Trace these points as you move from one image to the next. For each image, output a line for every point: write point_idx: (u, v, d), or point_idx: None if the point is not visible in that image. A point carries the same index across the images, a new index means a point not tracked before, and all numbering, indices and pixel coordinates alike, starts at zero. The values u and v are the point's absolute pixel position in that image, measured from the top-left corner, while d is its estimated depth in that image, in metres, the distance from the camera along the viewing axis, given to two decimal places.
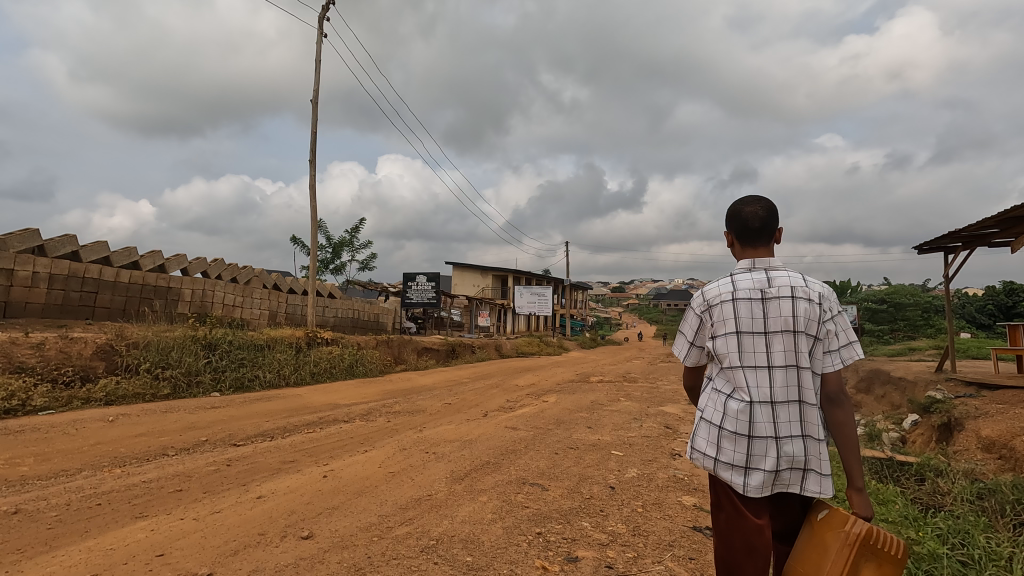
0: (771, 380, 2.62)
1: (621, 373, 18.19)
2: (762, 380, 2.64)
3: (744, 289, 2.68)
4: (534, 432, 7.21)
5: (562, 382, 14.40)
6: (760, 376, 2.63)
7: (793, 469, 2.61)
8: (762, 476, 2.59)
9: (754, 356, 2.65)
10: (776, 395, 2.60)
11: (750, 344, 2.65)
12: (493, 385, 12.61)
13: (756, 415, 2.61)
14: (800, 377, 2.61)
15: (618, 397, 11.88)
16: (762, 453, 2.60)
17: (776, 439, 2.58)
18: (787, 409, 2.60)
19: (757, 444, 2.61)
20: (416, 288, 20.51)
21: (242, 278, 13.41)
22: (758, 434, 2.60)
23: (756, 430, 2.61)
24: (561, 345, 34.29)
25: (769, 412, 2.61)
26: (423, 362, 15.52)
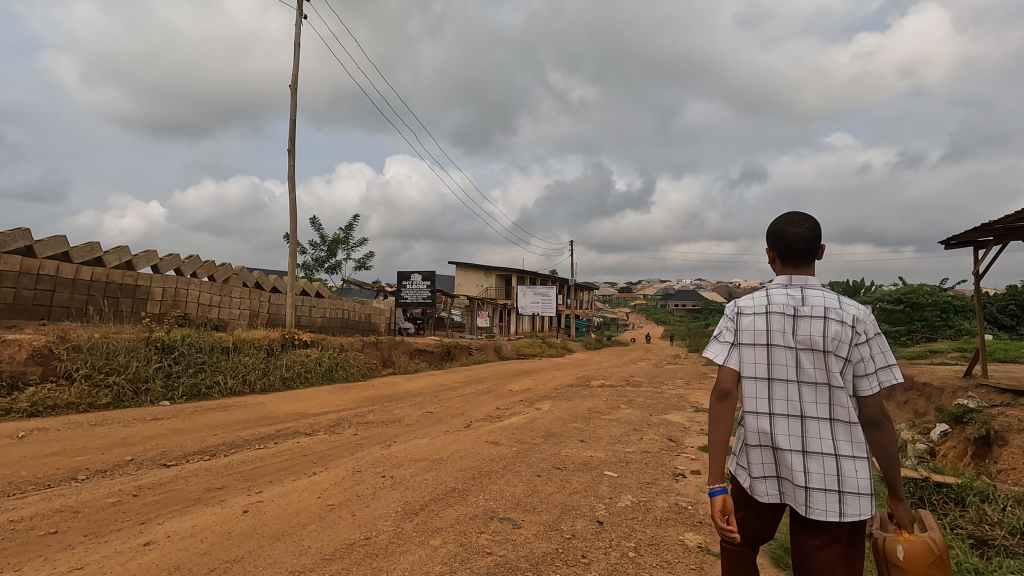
0: (798, 394, 2.33)
1: (625, 376, 17.27)
2: (787, 395, 2.35)
3: (775, 299, 2.37)
4: (517, 448, 6.37)
5: (561, 387, 13.54)
6: (786, 390, 2.34)
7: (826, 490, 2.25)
8: (792, 493, 2.30)
9: (779, 370, 2.36)
10: (804, 409, 2.32)
11: (776, 356, 2.37)
12: (486, 391, 11.77)
13: (778, 426, 2.35)
14: (831, 396, 2.29)
15: (618, 404, 10.99)
16: (787, 466, 2.33)
17: (802, 452, 2.31)
18: (815, 425, 2.31)
19: (780, 456, 2.35)
20: (410, 287, 19.69)
21: (220, 276, 12.66)
22: (781, 445, 2.35)
23: (779, 441, 2.36)
24: (565, 346, 33.34)
25: (796, 426, 2.33)
26: (414, 365, 14.70)
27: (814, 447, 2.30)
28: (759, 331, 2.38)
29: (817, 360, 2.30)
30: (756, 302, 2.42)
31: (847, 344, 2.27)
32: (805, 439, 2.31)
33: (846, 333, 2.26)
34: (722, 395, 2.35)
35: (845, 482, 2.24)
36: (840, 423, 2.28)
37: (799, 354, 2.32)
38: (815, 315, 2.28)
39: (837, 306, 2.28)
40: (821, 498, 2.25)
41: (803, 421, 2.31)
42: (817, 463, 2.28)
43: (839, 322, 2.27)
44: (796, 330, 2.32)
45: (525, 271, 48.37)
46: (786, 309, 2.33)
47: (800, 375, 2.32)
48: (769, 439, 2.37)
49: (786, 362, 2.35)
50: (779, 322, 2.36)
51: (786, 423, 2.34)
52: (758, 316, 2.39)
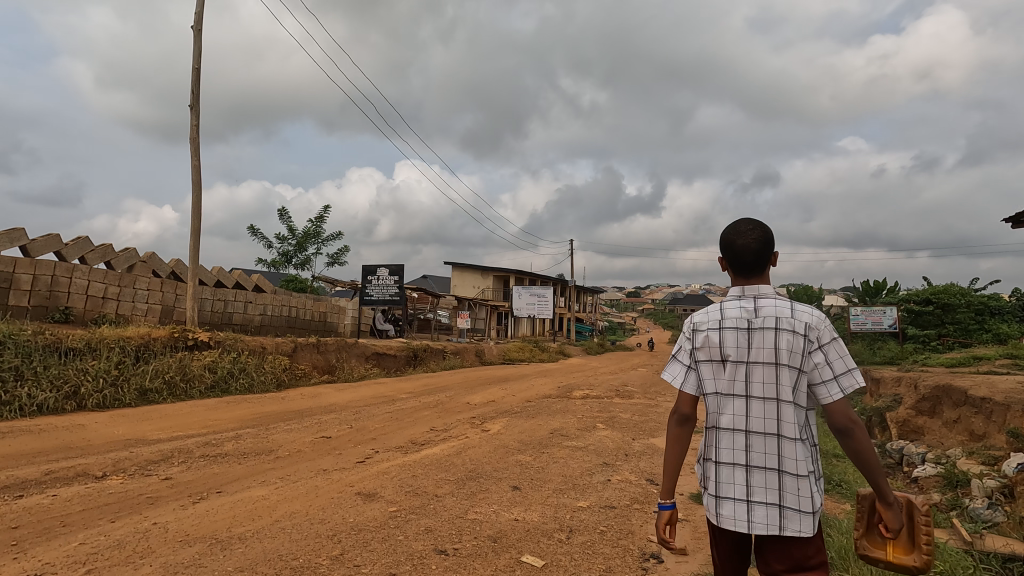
0: (746, 410, 2.29)
1: (616, 385, 14.87)
2: (735, 409, 2.32)
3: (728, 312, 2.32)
4: (400, 503, 4.12)
5: (535, 399, 11.24)
6: (733, 406, 2.31)
7: (768, 506, 2.25)
8: (734, 507, 2.31)
9: (727, 384, 2.33)
10: (751, 425, 2.29)
11: (725, 370, 2.32)
12: (434, 405, 9.52)
13: (723, 442, 2.36)
14: (780, 410, 2.24)
15: (594, 422, 8.69)
16: (730, 482, 2.33)
17: (745, 468, 2.29)
18: (761, 440, 2.28)
19: (724, 472, 2.35)
20: (377, 282, 17.44)
21: (120, 263, 10.55)
22: (726, 460, 2.35)
23: (723, 455, 2.36)
24: (561, 351, 30.76)
25: (741, 441, 2.31)
26: (360, 372, 12.41)
27: (761, 462, 2.28)
28: (709, 345, 2.34)
29: (767, 373, 2.25)
30: (710, 315, 2.37)
31: (799, 354, 2.22)
32: (751, 454, 2.29)
33: (798, 342, 2.20)
34: (681, 419, 2.41)
35: (786, 498, 2.23)
36: (787, 438, 2.24)
37: (750, 368, 2.27)
38: (766, 328, 2.23)
39: (790, 314, 2.22)
40: (762, 513, 2.26)
41: (749, 436, 2.29)
42: (760, 479, 2.27)
43: (792, 332, 2.21)
44: (748, 343, 2.27)
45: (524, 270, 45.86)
46: (737, 322, 2.27)
47: (750, 389, 2.28)
48: (716, 454, 2.38)
49: (735, 376, 2.31)
50: (732, 337, 2.30)
51: (733, 438, 2.33)
52: (710, 332, 2.33)
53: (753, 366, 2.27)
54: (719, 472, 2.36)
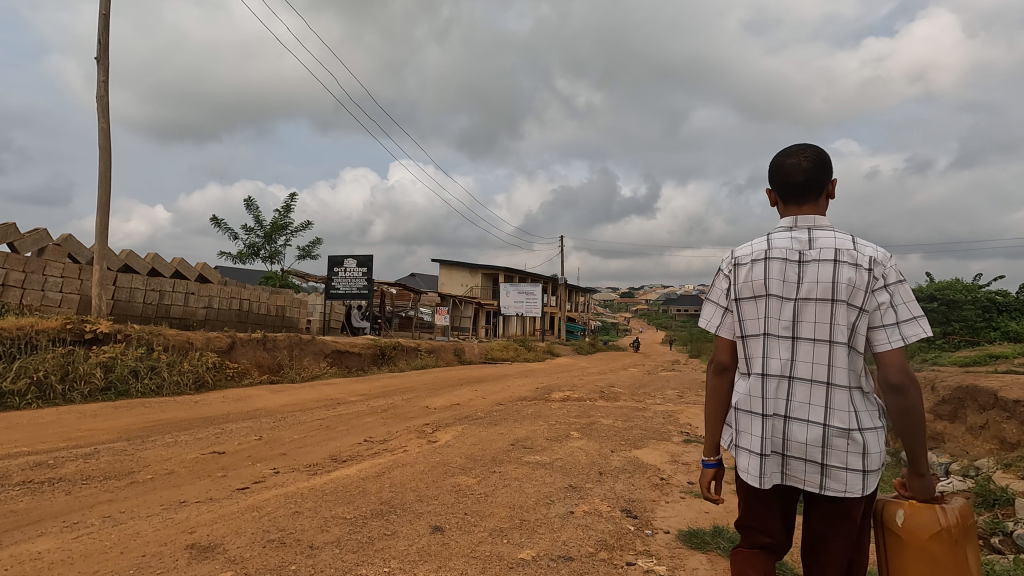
0: (793, 353, 2.40)
1: (601, 386, 13.53)
2: (783, 353, 2.41)
3: (782, 248, 2.42)
4: (245, 561, 2.77)
5: (507, 402, 9.91)
6: (782, 348, 2.40)
7: (810, 461, 2.37)
8: (773, 463, 2.42)
9: (777, 326, 2.41)
10: (798, 370, 2.39)
11: (775, 309, 2.42)
12: (386, 409, 8.20)
13: (769, 390, 2.43)
14: (831, 353, 2.34)
15: (569, 430, 7.39)
16: (771, 434, 2.42)
17: (789, 420, 2.40)
18: (807, 388, 2.38)
19: (767, 425, 2.44)
20: (343, 275, 16.05)
21: (30, 245, 9.18)
22: (770, 412, 2.43)
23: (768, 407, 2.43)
24: (548, 351, 29.31)
25: (787, 388, 2.41)
26: (310, 372, 10.96)
27: (805, 413, 2.38)
28: (760, 283, 2.46)
29: (821, 313, 2.34)
30: (760, 250, 2.46)
31: (860, 293, 2.30)
32: (797, 401, 2.39)
33: (861, 280, 2.28)
34: (718, 367, 2.54)
35: (829, 453, 2.34)
36: (834, 387, 2.34)
37: (801, 308, 2.38)
38: (824, 262, 2.33)
39: (850, 249, 2.33)
40: (801, 466, 2.39)
41: (796, 383, 2.39)
42: (803, 431, 2.38)
43: (852, 269, 2.31)
44: (802, 280, 2.39)
45: (514, 268, 44.44)
46: (790, 257, 2.40)
47: (800, 330, 2.38)
48: (759, 406, 2.45)
49: (784, 318, 2.41)
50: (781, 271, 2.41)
51: (779, 386, 2.42)
52: (760, 267, 2.46)
53: (806, 307, 2.37)
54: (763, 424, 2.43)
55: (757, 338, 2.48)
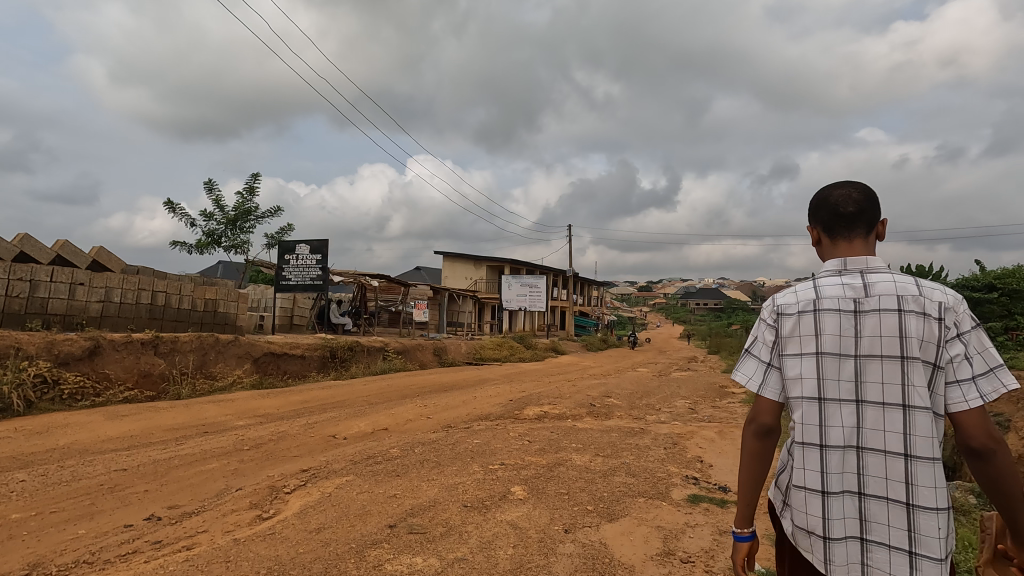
0: (858, 420, 1.83)
1: (594, 396, 10.93)
2: (844, 420, 1.85)
3: (828, 292, 1.87)
4: None
5: (458, 426, 7.46)
6: (843, 414, 1.85)
7: (896, 548, 1.80)
8: (846, 551, 1.85)
9: (834, 386, 1.86)
10: (867, 439, 1.83)
11: (828, 369, 1.87)
12: (266, 443, 5.80)
13: (830, 463, 1.87)
14: (904, 421, 1.77)
15: (514, 478, 5.02)
16: (840, 517, 1.86)
17: (859, 499, 1.84)
18: (879, 462, 1.81)
19: (832, 505, 1.87)
20: (294, 262, 13.71)
21: None
22: (834, 489, 1.87)
23: (830, 483, 1.87)
24: (549, 349, 26.37)
25: (856, 462, 1.84)
26: (210, 384, 8.41)
27: (881, 491, 1.81)
28: (803, 335, 1.90)
29: (887, 371, 1.79)
30: (802, 295, 1.92)
31: (933, 346, 1.76)
32: (870, 477, 1.83)
33: (932, 330, 1.75)
34: (761, 431, 1.97)
35: (919, 540, 1.77)
36: (921, 462, 1.76)
37: (860, 364, 1.83)
38: (884, 309, 1.78)
39: (915, 294, 1.78)
40: (882, 556, 1.82)
41: (866, 455, 1.82)
42: (880, 513, 1.81)
43: (920, 315, 1.76)
44: (857, 333, 1.83)
45: (521, 260, 41.76)
46: (841, 305, 1.84)
47: (863, 391, 1.82)
48: (819, 482, 1.88)
49: (838, 377, 1.85)
50: (833, 321, 1.86)
51: (843, 460, 1.85)
52: (802, 315, 1.90)
53: (869, 362, 1.82)
54: (828, 505, 1.87)
55: (807, 402, 1.90)
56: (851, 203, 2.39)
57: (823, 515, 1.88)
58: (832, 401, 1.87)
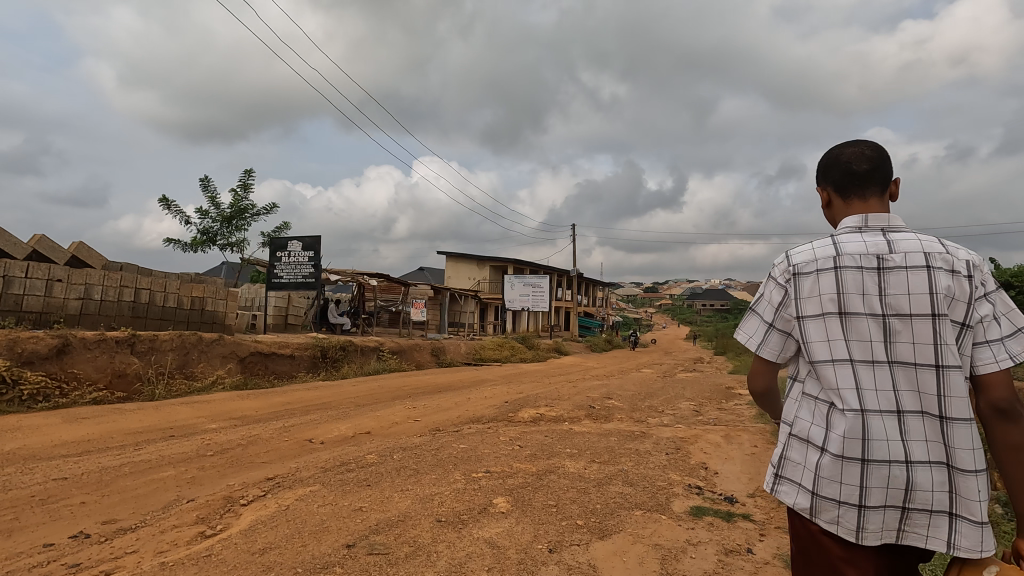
0: (894, 382, 1.74)
1: (594, 399, 10.46)
2: (877, 383, 1.75)
3: (850, 251, 1.81)
4: None
5: (446, 429, 7.02)
6: (878, 375, 1.75)
7: (934, 513, 1.72)
8: (883, 519, 1.74)
9: (864, 347, 1.76)
10: (903, 402, 1.73)
11: (855, 329, 1.79)
12: (234, 448, 5.38)
13: (872, 430, 1.73)
14: (944, 381, 1.70)
15: (499, 488, 4.56)
16: (879, 487, 1.73)
17: (903, 467, 1.72)
18: (916, 426, 1.72)
19: (871, 473, 1.74)
20: (286, 259, 13.34)
21: None
22: (877, 457, 1.73)
23: (873, 451, 1.74)
24: (552, 351, 25.84)
25: (894, 427, 1.73)
26: (188, 385, 8.00)
27: (921, 458, 1.72)
28: (826, 294, 1.82)
29: (919, 330, 1.72)
30: (820, 253, 1.86)
31: (963, 304, 1.72)
32: (910, 443, 1.72)
33: (962, 288, 1.72)
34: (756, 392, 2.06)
35: (958, 503, 1.71)
36: (960, 422, 1.70)
37: (889, 324, 1.75)
38: (910, 266, 1.74)
39: (941, 251, 1.75)
40: (920, 522, 1.73)
41: (905, 418, 1.72)
42: (921, 478, 1.72)
43: (949, 272, 1.73)
44: (883, 290, 1.77)
45: (525, 260, 41.31)
46: (863, 262, 1.78)
47: (895, 352, 1.74)
48: (859, 449, 1.74)
49: (867, 336, 1.76)
50: (855, 279, 1.79)
51: (883, 427, 1.73)
52: (822, 273, 1.83)
53: (898, 321, 1.74)
54: (868, 474, 1.73)
55: (835, 365, 1.80)
56: (866, 160, 2.02)
57: (861, 485, 1.74)
58: (862, 363, 1.77)
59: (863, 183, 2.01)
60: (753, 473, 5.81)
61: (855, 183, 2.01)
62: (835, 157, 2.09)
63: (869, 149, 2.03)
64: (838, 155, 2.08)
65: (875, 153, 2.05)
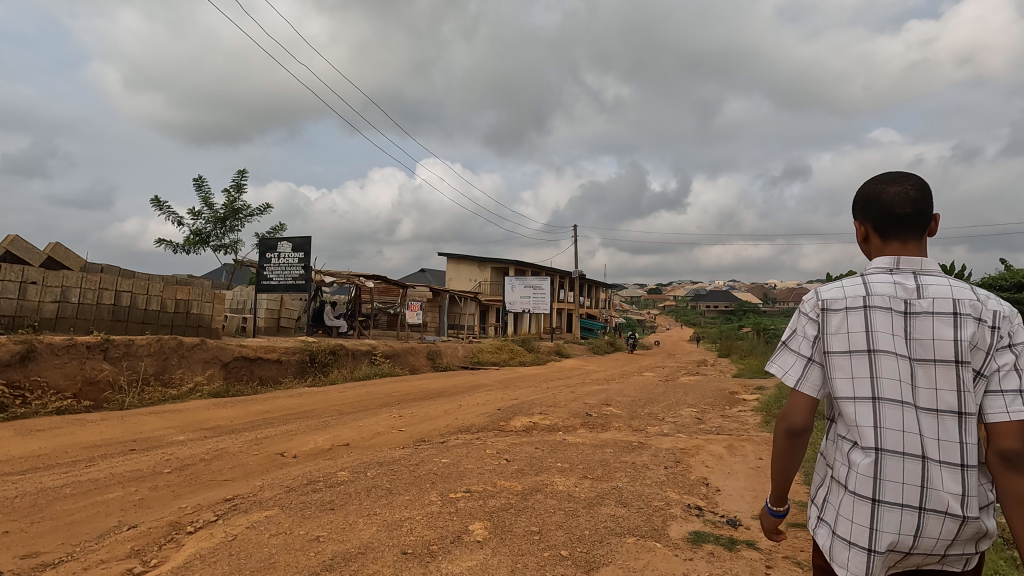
0: (914, 425, 1.61)
1: (591, 405, 10.04)
2: (899, 425, 1.63)
3: (878, 288, 1.68)
4: None
5: (432, 440, 6.62)
6: (899, 417, 1.62)
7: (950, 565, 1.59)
8: (896, 564, 1.64)
9: (887, 387, 1.64)
10: (925, 447, 1.60)
11: (881, 368, 1.66)
12: (196, 463, 4.97)
13: (884, 470, 1.63)
14: (964, 428, 1.57)
15: (476, 510, 4.16)
16: (893, 530, 1.62)
17: (918, 512, 1.59)
18: (936, 473, 1.58)
19: (884, 516, 1.63)
20: (275, 261, 12.98)
21: None
22: (888, 498, 1.62)
23: (884, 491, 1.64)
24: (552, 353, 25.37)
25: (914, 472, 1.60)
26: (162, 392, 7.65)
27: (940, 505, 1.58)
28: (851, 330, 1.70)
29: (942, 375, 1.59)
30: (849, 289, 1.73)
31: (984, 353, 1.59)
32: (929, 489, 1.59)
33: (985, 336, 1.58)
34: (791, 431, 1.78)
35: (977, 556, 1.57)
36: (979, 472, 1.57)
37: (911, 367, 1.63)
38: (937, 311, 1.60)
39: (970, 297, 1.60)
40: None
41: (925, 464, 1.59)
42: (939, 528, 1.58)
43: (976, 320, 1.59)
44: (908, 332, 1.63)
45: (526, 262, 40.89)
46: (892, 304, 1.65)
47: (916, 395, 1.62)
48: (871, 487, 1.65)
49: (890, 377, 1.64)
50: (882, 318, 1.66)
51: (898, 470, 1.62)
52: (852, 310, 1.70)
53: (920, 365, 1.62)
54: (881, 516, 1.63)
55: (857, 404, 1.69)
56: (908, 202, 1.93)
57: (873, 526, 1.65)
58: (883, 404, 1.64)
59: (903, 226, 1.93)
60: (759, 491, 5.36)
61: (895, 225, 1.93)
62: (875, 193, 1.98)
63: (912, 188, 1.93)
64: (878, 192, 1.98)
65: (917, 190, 1.95)
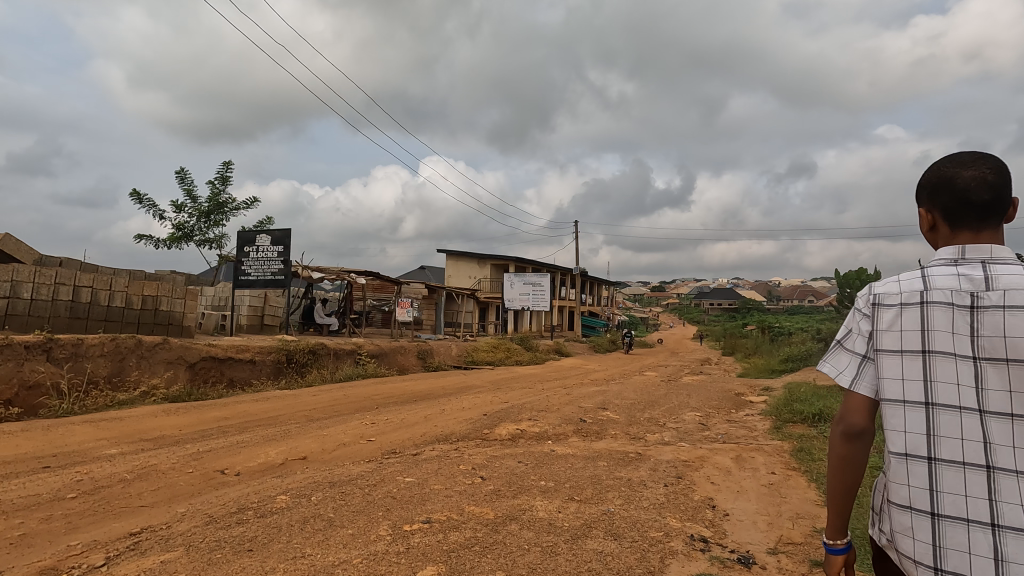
0: (981, 433, 1.33)
1: (587, 410, 9.26)
2: (960, 432, 1.36)
3: (936, 282, 1.42)
4: None
5: (403, 452, 5.87)
6: (958, 425, 1.35)
7: None
8: None
9: (944, 391, 1.38)
10: (994, 458, 1.32)
11: (939, 371, 1.39)
12: (112, 486, 4.22)
13: (944, 482, 1.36)
14: None
15: (431, 547, 3.40)
16: (960, 551, 1.34)
17: (989, 530, 1.31)
18: (1011, 488, 1.30)
19: (949, 534, 1.36)
20: (253, 254, 12.26)
21: None
22: (949, 512, 1.36)
23: (944, 505, 1.37)
24: (551, 352, 24.55)
25: (980, 485, 1.33)
26: (108, 397, 6.93)
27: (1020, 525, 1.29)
28: (902, 329, 1.45)
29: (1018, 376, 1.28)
30: (903, 284, 1.48)
31: None
32: (1004, 506, 1.30)
33: None
34: (850, 433, 1.53)
35: None
36: None
37: (980, 367, 1.34)
38: (1010, 305, 1.29)
39: None
40: None
41: (992, 476, 1.31)
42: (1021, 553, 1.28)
43: None
44: (973, 328, 1.35)
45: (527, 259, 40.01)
46: (954, 298, 1.37)
47: (985, 400, 1.33)
48: (926, 501, 1.39)
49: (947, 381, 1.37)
50: (941, 315, 1.39)
51: (961, 484, 1.34)
52: (905, 308, 1.45)
53: (991, 367, 1.32)
54: (943, 534, 1.36)
55: (912, 410, 1.42)
56: (984, 189, 1.45)
57: (936, 546, 1.38)
58: (942, 410, 1.37)
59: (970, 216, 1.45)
60: (774, 516, 4.59)
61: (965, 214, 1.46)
62: (945, 174, 1.50)
63: (992, 172, 1.44)
64: (948, 173, 1.50)
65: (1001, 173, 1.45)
